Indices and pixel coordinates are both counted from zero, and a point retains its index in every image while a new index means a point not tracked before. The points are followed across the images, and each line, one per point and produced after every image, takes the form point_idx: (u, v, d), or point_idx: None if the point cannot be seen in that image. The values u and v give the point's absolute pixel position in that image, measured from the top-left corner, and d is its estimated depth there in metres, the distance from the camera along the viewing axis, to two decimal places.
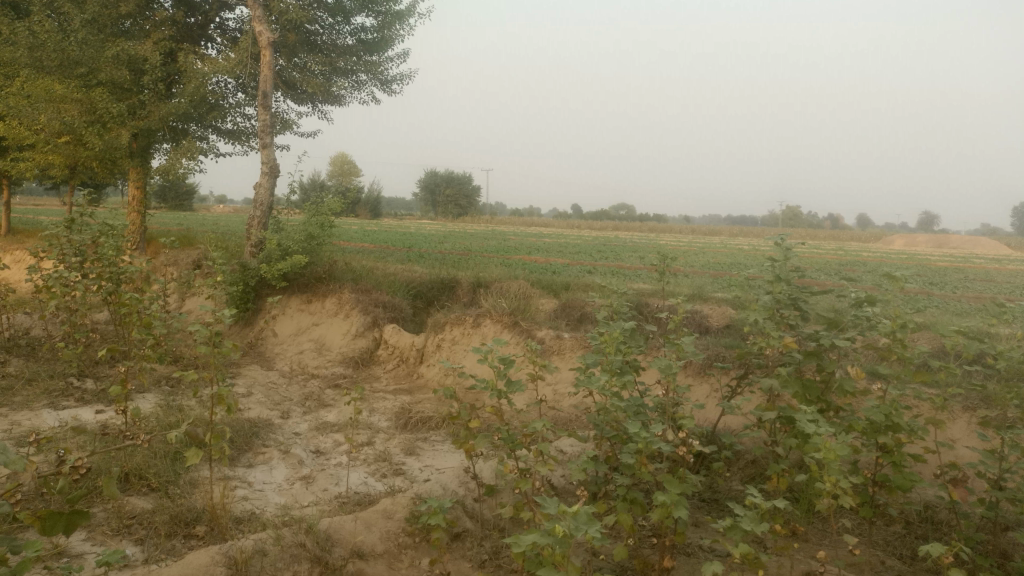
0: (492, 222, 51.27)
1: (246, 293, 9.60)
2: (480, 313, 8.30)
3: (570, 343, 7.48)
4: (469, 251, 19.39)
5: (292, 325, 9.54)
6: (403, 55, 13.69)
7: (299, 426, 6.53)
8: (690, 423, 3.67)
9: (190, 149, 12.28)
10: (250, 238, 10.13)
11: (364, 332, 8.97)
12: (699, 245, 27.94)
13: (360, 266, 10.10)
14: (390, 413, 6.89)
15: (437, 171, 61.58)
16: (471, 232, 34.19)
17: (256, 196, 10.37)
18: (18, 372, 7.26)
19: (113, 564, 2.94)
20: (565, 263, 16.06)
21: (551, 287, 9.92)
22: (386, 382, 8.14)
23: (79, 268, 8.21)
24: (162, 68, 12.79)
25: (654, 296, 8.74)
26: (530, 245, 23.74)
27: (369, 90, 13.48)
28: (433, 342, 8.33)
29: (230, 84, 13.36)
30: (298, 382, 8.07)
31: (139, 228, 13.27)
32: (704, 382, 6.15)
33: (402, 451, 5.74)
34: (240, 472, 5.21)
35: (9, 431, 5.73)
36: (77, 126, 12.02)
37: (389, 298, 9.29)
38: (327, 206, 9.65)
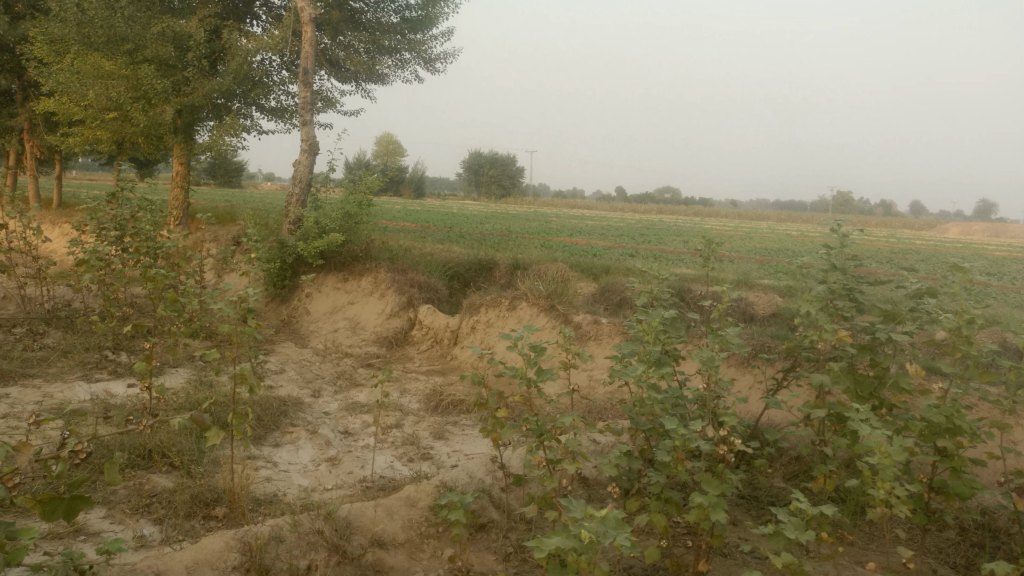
0: (534, 203, 50.97)
1: (283, 270, 9.55)
2: (517, 296, 8.11)
3: (607, 329, 7.25)
4: (510, 232, 19.22)
5: (327, 303, 9.47)
6: (448, 32, 13.45)
7: (330, 406, 6.44)
8: (731, 419, 3.43)
9: (233, 126, 12.28)
10: (288, 215, 10.06)
11: (399, 312, 8.85)
12: (745, 229, 27.31)
13: (397, 246, 9.97)
14: (422, 395, 6.76)
15: (481, 151, 61.40)
16: (514, 212, 33.97)
17: (294, 173, 10.29)
18: (55, 345, 7.35)
19: (112, 552, 2.72)
20: (607, 246, 15.74)
21: (590, 271, 9.67)
22: (420, 363, 8.03)
23: (117, 243, 8.26)
24: (207, 44, 12.80)
25: (697, 281, 8.44)
26: (573, 227, 23.49)
27: (413, 69, 13.29)
28: (468, 324, 8.17)
29: (274, 61, 13.32)
30: (332, 360, 7.99)
31: (182, 204, 13.35)
32: (747, 373, 5.87)
33: (430, 435, 5.60)
34: (265, 452, 5.12)
35: (41, 403, 5.76)
36: (122, 101, 12.09)
37: (425, 278, 9.15)
38: (365, 184, 9.52)
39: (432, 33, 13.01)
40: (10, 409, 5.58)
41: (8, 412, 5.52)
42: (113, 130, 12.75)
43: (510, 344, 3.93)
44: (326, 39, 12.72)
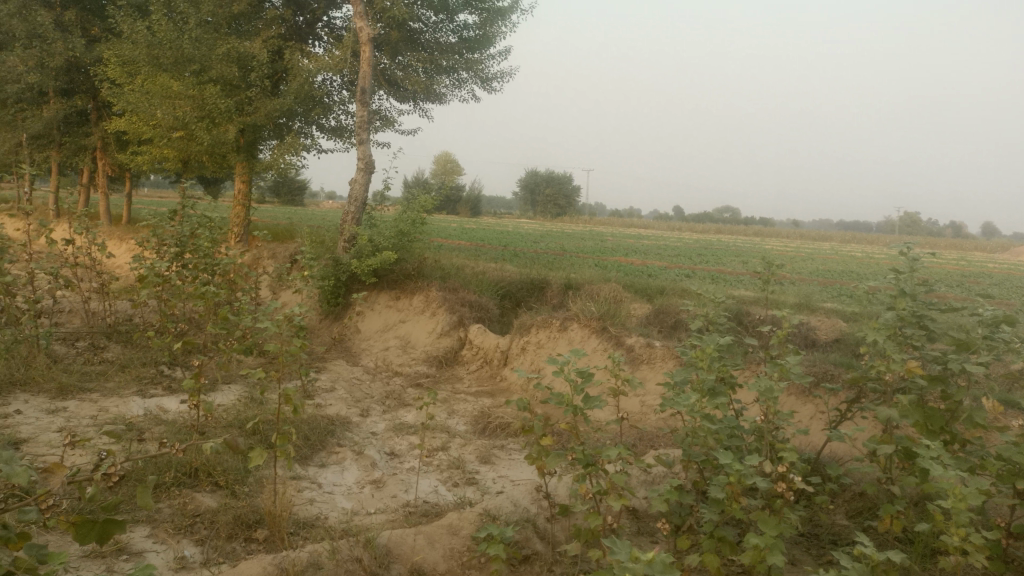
0: (590, 222, 50.77)
1: (336, 288, 9.63)
2: (569, 316, 7.98)
3: (661, 352, 7.06)
4: (565, 251, 19.10)
5: (379, 321, 9.48)
6: (505, 52, 13.49)
7: (377, 426, 6.39)
8: (789, 455, 3.24)
9: (293, 145, 12.51)
10: (343, 233, 10.14)
11: (449, 331, 8.80)
12: (808, 250, 26.61)
13: (450, 264, 9.94)
14: (470, 417, 6.67)
15: (537, 170, 61.55)
16: (569, 231, 33.86)
17: (350, 191, 10.40)
18: (115, 359, 7.53)
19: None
20: (664, 266, 15.47)
21: (645, 292, 9.48)
22: (469, 384, 7.95)
23: (176, 259, 8.45)
24: (269, 65, 13.10)
25: (756, 305, 8.18)
26: (630, 247, 23.20)
27: (470, 88, 13.35)
28: (519, 344, 8.07)
29: (334, 81, 13.56)
30: (382, 379, 7.98)
31: (243, 222, 13.62)
32: (808, 403, 5.60)
33: (476, 458, 5.49)
34: (310, 472, 5.08)
35: (97, 418, 5.87)
36: (188, 121, 12.44)
37: (476, 297, 9.08)
38: (419, 203, 9.55)
39: (489, 53, 13.06)
40: (67, 423, 5.70)
41: (65, 426, 5.64)
42: (179, 149, 13.12)
43: (556, 370, 3.80)
44: (385, 60, 12.89)
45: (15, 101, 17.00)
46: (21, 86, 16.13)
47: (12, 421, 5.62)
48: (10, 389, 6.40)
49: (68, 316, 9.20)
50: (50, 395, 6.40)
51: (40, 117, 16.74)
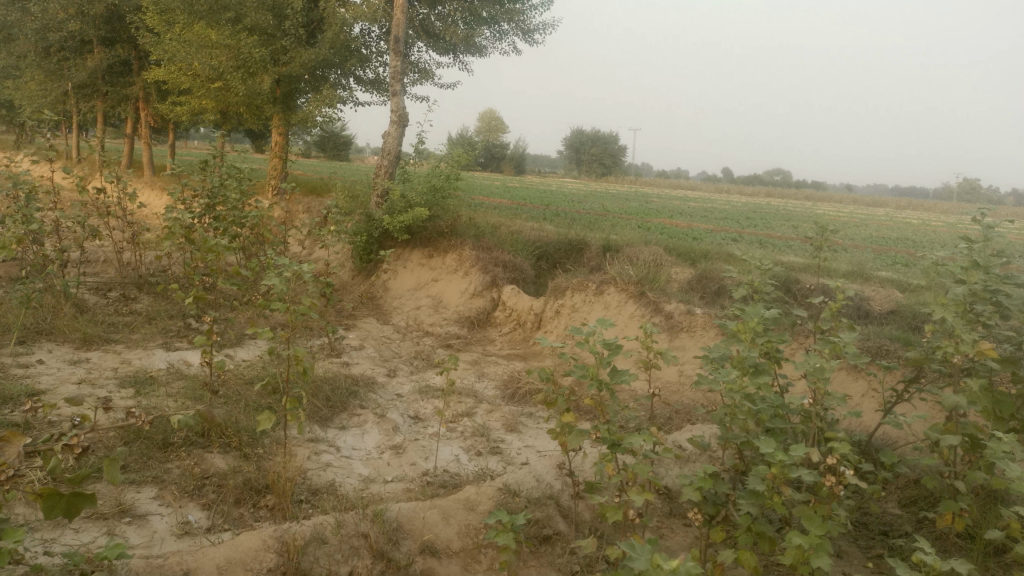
0: (635, 182, 49.80)
1: (369, 244, 9.42)
2: (605, 280, 7.64)
3: (702, 320, 6.68)
4: (607, 211, 18.61)
5: (411, 280, 9.24)
6: (547, 3, 12.95)
7: (403, 387, 6.17)
8: (840, 445, 2.91)
9: (329, 97, 12.23)
10: (376, 188, 9.86)
11: (482, 292, 8.52)
12: (861, 215, 25.62)
13: (485, 222, 9.63)
14: (499, 381, 6.42)
15: (583, 129, 60.50)
16: (613, 192, 33.18)
17: (383, 145, 10.13)
18: (143, 310, 7.47)
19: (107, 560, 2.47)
20: (709, 229, 14.92)
21: (688, 256, 9.07)
22: (500, 347, 7.70)
23: (206, 211, 8.34)
24: (306, 14, 12.79)
25: (807, 273, 7.72)
26: (675, 209, 22.55)
27: (511, 41, 12.86)
28: (553, 307, 7.77)
29: (372, 31, 13.21)
30: (411, 338, 7.76)
31: (280, 174, 13.47)
32: (859, 380, 5.22)
33: (502, 426, 5.24)
34: (329, 435, 4.89)
35: (118, 370, 5.78)
36: (224, 71, 12.22)
37: (511, 258, 8.78)
38: (453, 157, 9.23)
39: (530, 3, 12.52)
40: (87, 375, 5.61)
41: (85, 378, 5.55)
42: (217, 99, 12.94)
43: (582, 341, 3.53)
44: (423, 9, 12.48)
45: (58, 49, 17.01)
46: (63, 35, 16.16)
47: (32, 371, 5.55)
48: (36, 338, 6.36)
49: (102, 266, 9.19)
50: (75, 345, 6.35)
51: (84, 67, 16.77)
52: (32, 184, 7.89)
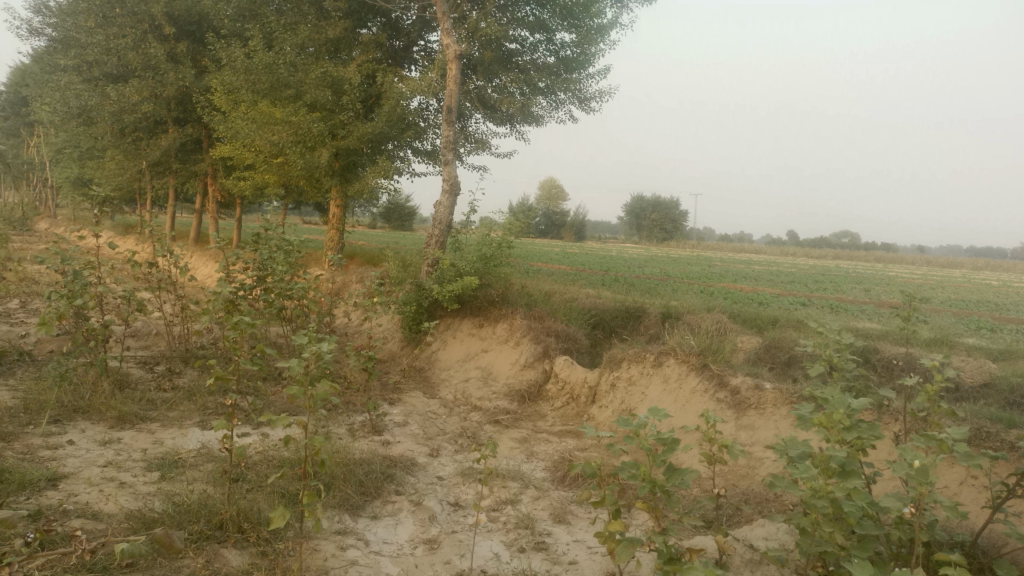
0: (697, 246, 49.07)
1: (419, 314, 9.13)
2: (664, 350, 7.12)
3: (772, 395, 6.09)
4: (669, 276, 18.08)
5: (460, 350, 8.87)
6: (605, 70, 12.80)
7: (446, 467, 5.74)
8: (950, 569, 2.35)
9: (385, 167, 12.19)
10: (426, 257, 9.59)
11: (533, 363, 8.06)
12: (938, 278, 24.39)
13: (538, 291, 9.28)
14: (548, 462, 5.92)
15: (643, 195, 60.30)
16: (676, 257, 32.57)
17: (435, 214, 9.96)
18: (184, 386, 7.32)
19: None
20: (777, 294, 14.26)
21: (754, 323, 8.53)
22: (552, 422, 7.18)
23: (256, 284, 8.22)
24: (363, 88, 12.94)
25: (886, 341, 7.07)
26: (740, 273, 21.86)
27: (568, 109, 12.71)
28: (608, 380, 7.26)
29: (429, 104, 13.29)
30: (458, 414, 7.34)
31: (337, 246, 13.50)
32: (958, 466, 4.57)
33: (549, 517, 4.74)
34: (359, 526, 4.48)
35: (147, 452, 5.55)
36: (284, 145, 12.37)
37: (564, 327, 8.36)
38: (506, 226, 8.94)
39: (588, 72, 12.38)
40: (115, 457, 5.37)
41: (113, 460, 5.30)
42: (279, 173, 13.09)
43: (633, 434, 3.16)
44: (479, 81, 12.44)
45: (133, 130, 17.70)
46: (138, 116, 16.82)
47: (61, 453, 5.33)
48: (72, 417, 6.24)
49: (153, 339, 9.15)
50: (109, 424, 6.20)
51: (157, 146, 17.36)
52: (84, 258, 7.91)
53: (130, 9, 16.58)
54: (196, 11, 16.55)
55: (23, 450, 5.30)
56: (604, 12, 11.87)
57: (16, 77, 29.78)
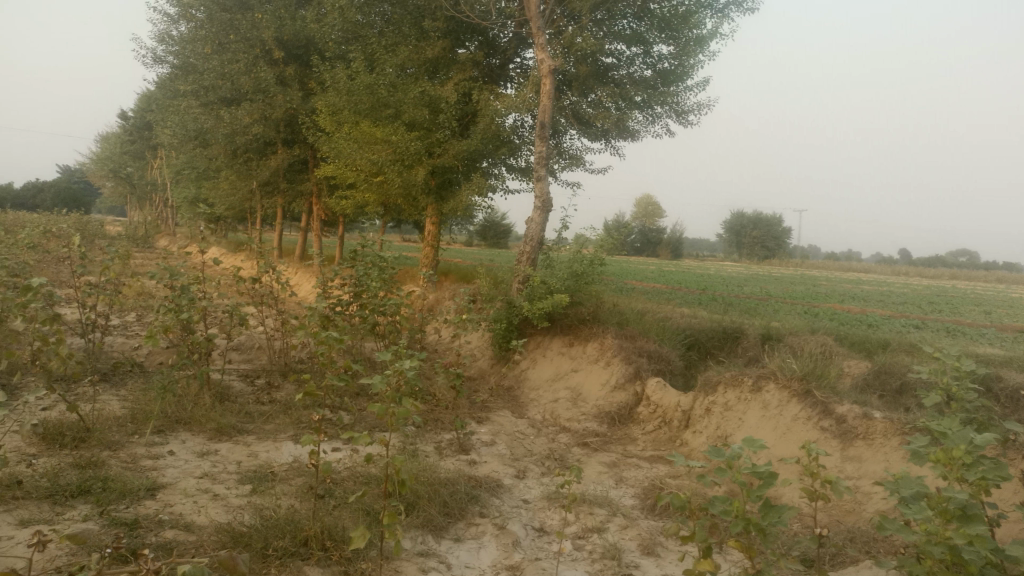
0: (800, 265, 47.23)
1: (509, 331, 9.08)
2: (764, 374, 6.77)
3: (882, 426, 5.68)
4: (771, 296, 17.41)
5: (550, 370, 8.72)
6: (705, 82, 12.45)
7: (531, 490, 5.61)
8: None
9: (480, 185, 12.25)
10: (517, 274, 9.51)
11: (625, 384, 7.83)
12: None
13: (630, 309, 9.07)
14: (638, 489, 5.70)
15: (744, 212, 58.63)
16: (778, 275, 31.40)
17: (527, 231, 9.91)
18: (281, 400, 7.51)
19: None
20: (888, 316, 13.46)
21: (862, 346, 8.03)
22: (644, 447, 6.94)
23: (352, 299, 8.37)
24: (459, 107, 13.10)
25: (1011, 369, 6.49)
26: (848, 293, 20.84)
27: (665, 123, 12.46)
28: (703, 405, 6.94)
29: (524, 121, 13.32)
30: (546, 435, 7.21)
31: (432, 263, 13.66)
32: None
33: (637, 548, 4.53)
34: (441, 548, 4.42)
35: (242, 464, 5.69)
36: (382, 164, 12.65)
37: (657, 347, 8.10)
38: (599, 242, 8.78)
39: (686, 84, 12.10)
40: (211, 468, 5.53)
41: (209, 471, 5.45)
42: (378, 191, 13.38)
43: (726, 466, 3.00)
44: (574, 96, 12.41)
45: (245, 152, 18.58)
46: (249, 138, 17.66)
47: (161, 463, 5.53)
48: (174, 428, 6.49)
49: (255, 353, 9.47)
50: (208, 436, 6.41)
51: (267, 167, 18.15)
52: (193, 274, 8.27)
53: (243, 36, 17.35)
54: (304, 35, 17.21)
55: (127, 459, 5.52)
56: (703, 23, 11.52)
57: (144, 104, 31.89)
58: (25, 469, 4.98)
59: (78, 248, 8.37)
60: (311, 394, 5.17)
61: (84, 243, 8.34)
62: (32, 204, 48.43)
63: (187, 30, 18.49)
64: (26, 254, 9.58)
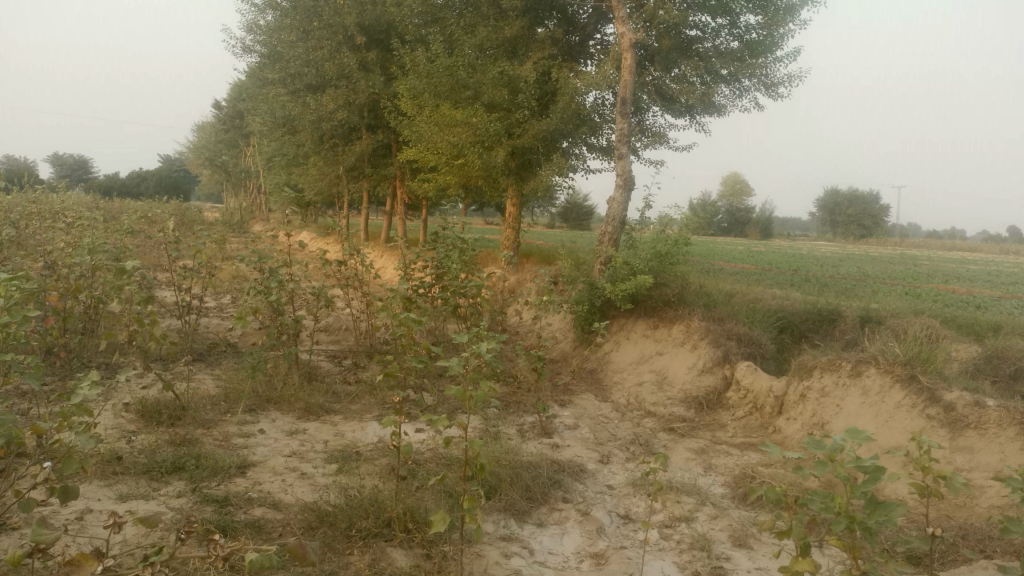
0: (899, 243, 45.01)
1: (591, 313, 8.91)
2: (863, 358, 6.39)
3: (997, 415, 5.26)
4: (868, 276, 16.60)
5: (634, 352, 8.51)
6: (795, 53, 11.88)
7: (616, 476, 5.47)
8: None
9: (560, 164, 12.05)
10: (599, 255, 9.31)
11: (713, 368, 7.56)
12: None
13: (717, 291, 8.75)
14: (727, 477, 5.48)
15: (838, 189, 56.34)
16: (874, 254, 30.04)
17: (609, 211, 9.70)
18: (366, 380, 7.60)
19: None
20: (1000, 296, 12.60)
21: (972, 329, 7.51)
22: (733, 433, 6.68)
23: (433, 282, 8.37)
24: (539, 86, 12.93)
25: None
26: (952, 272, 19.73)
27: (753, 96, 11.94)
28: (797, 390, 6.63)
29: (606, 98, 13.04)
30: (631, 419, 7.04)
31: (514, 245, 13.59)
32: None
33: (728, 539, 4.34)
34: (524, 533, 4.35)
35: (328, 444, 5.76)
36: (463, 146, 12.62)
37: (747, 330, 7.78)
38: (684, 221, 8.48)
39: (775, 55, 11.53)
40: (298, 447, 5.62)
41: (296, 450, 5.54)
42: (459, 174, 13.38)
43: (827, 460, 2.79)
44: (657, 71, 12.01)
45: (331, 138, 18.91)
46: (334, 124, 17.99)
47: (251, 441, 5.66)
48: (264, 407, 6.65)
49: (342, 334, 9.64)
50: (296, 415, 6.54)
51: (352, 152, 18.47)
52: (279, 257, 8.46)
53: (326, 22, 17.59)
54: (384, 20, 17.34)
55: (219, 437, 5.68)
56: None
57: (236, 94, 32.96)
58: (124, 445, 5.18)
59: (172, 233, 8.68)
60: (392, 375, 5.17)
61: (178, 228, 8.63)
62: (137, 192, 51.05)
63: (274, 19, 18.94)
64: (127, 240, 10.02)
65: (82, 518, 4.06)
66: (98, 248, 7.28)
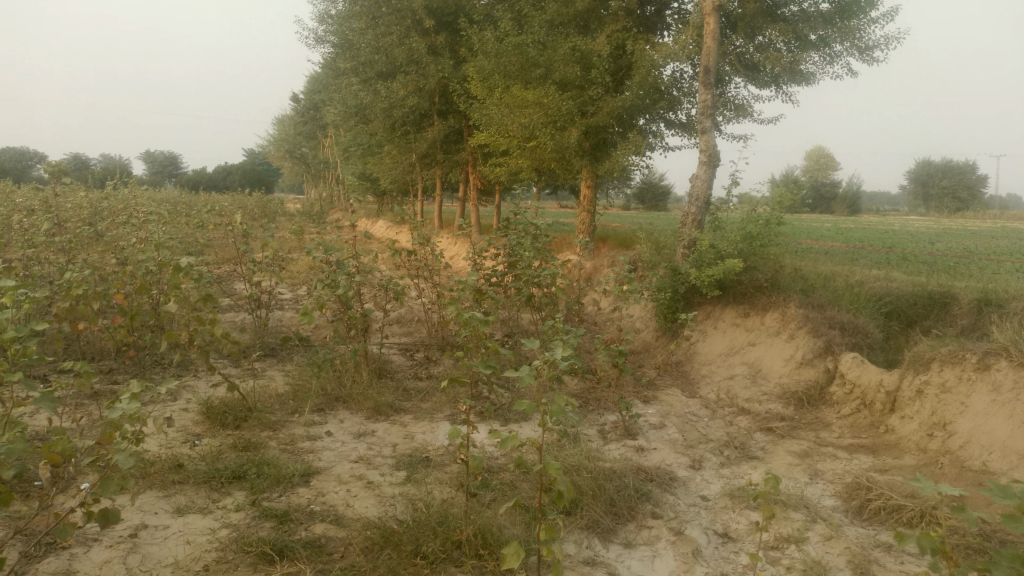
0: (999, 215, 42.23)
1: (674, 301, 8.30)
2: (992, 350, 5.62)
3: None
4: (976, 252, 15.35)
5: (723, 343, 7.89)
6: (893, 12, 10.85)
7: (710, 484, 4.93)
8: None
9: (637, 143, 11.39)
10: (682, 239, 8.67)
11: (813, 360, 6.89)
12: None
13: (815, 274, 8.08)
14: (839, 486, 4.86)
15: (931, 159, 53.32)
16: (972, 228, 28.18)
17: (692, 190, 9.05)
18: (437, 376, 7.26)
19: None
20: None
21: None
22: (839, 433, 6.03)
23: (505, 270, 7.93)
24: (614, 61, 12.26)
25: None
26: None
27: (846, 61, 10.96)
28: (913, 386, 5.90)
29: (685, 71, 12.29)
30: (722, 418, 6.47)
31: (589, 228, 13.03)
32: None
33: (847, 566, 3.78)
34: (610, 555, 3.88)
35: (397, 448, 5.42)
36: (535, 126, 12.08)
37: (851, 318, 7.06)
38: (776, 199, 7.75)
39: (870, 15, 10.46)
40: (366, 452, 5.30)
41: (364, 456, 5.22)
42: (532, 158, 12.86)
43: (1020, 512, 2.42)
44: (740, 40, 11.19)
45: (402, 125, 18.59)
46: (406, 110, 17.73)
47: (318, 445, 5.37)
48: (333, 406, 6.36)
49: (413, 326, 9.34)
50: (365, 414, 6.23)
51: (425, 139, 17.97)
52: (346, 249, 8.15)
53: (395, 7, 17.30)
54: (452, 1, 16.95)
55: (285, 440, 5.41)
56: None
57: (312, 86, 33.25)
58: (186, 452, 4.95)
59: (241, 226, 8.51)
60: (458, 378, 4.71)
61: (246, 220, 8.44)
62: (222, 185, 52.56)
63: (344, 7, 18.81)
64: (200, 235, 9.96)
65: (135, 536, 3.80)
66: (163, 244, 7.12)
